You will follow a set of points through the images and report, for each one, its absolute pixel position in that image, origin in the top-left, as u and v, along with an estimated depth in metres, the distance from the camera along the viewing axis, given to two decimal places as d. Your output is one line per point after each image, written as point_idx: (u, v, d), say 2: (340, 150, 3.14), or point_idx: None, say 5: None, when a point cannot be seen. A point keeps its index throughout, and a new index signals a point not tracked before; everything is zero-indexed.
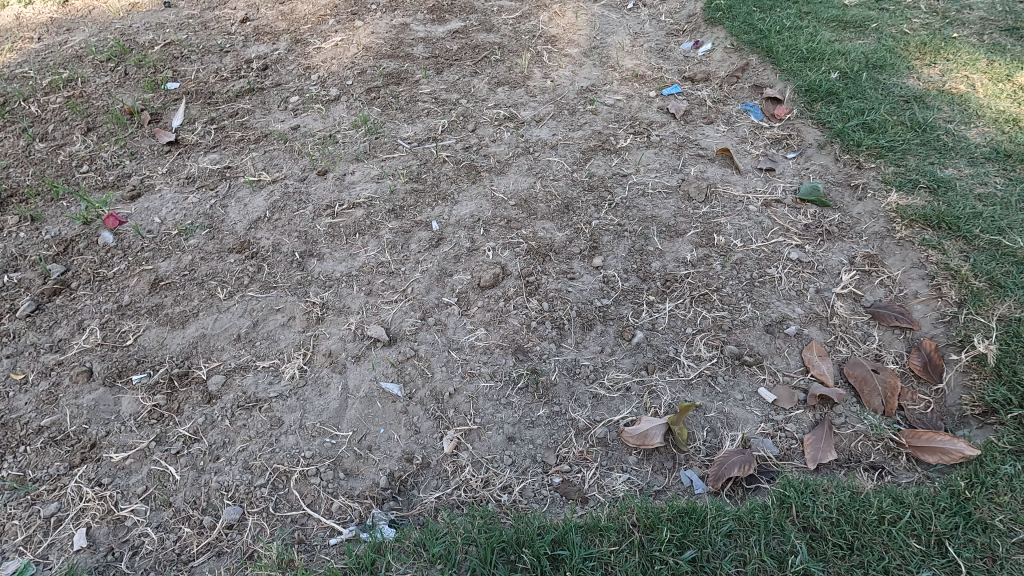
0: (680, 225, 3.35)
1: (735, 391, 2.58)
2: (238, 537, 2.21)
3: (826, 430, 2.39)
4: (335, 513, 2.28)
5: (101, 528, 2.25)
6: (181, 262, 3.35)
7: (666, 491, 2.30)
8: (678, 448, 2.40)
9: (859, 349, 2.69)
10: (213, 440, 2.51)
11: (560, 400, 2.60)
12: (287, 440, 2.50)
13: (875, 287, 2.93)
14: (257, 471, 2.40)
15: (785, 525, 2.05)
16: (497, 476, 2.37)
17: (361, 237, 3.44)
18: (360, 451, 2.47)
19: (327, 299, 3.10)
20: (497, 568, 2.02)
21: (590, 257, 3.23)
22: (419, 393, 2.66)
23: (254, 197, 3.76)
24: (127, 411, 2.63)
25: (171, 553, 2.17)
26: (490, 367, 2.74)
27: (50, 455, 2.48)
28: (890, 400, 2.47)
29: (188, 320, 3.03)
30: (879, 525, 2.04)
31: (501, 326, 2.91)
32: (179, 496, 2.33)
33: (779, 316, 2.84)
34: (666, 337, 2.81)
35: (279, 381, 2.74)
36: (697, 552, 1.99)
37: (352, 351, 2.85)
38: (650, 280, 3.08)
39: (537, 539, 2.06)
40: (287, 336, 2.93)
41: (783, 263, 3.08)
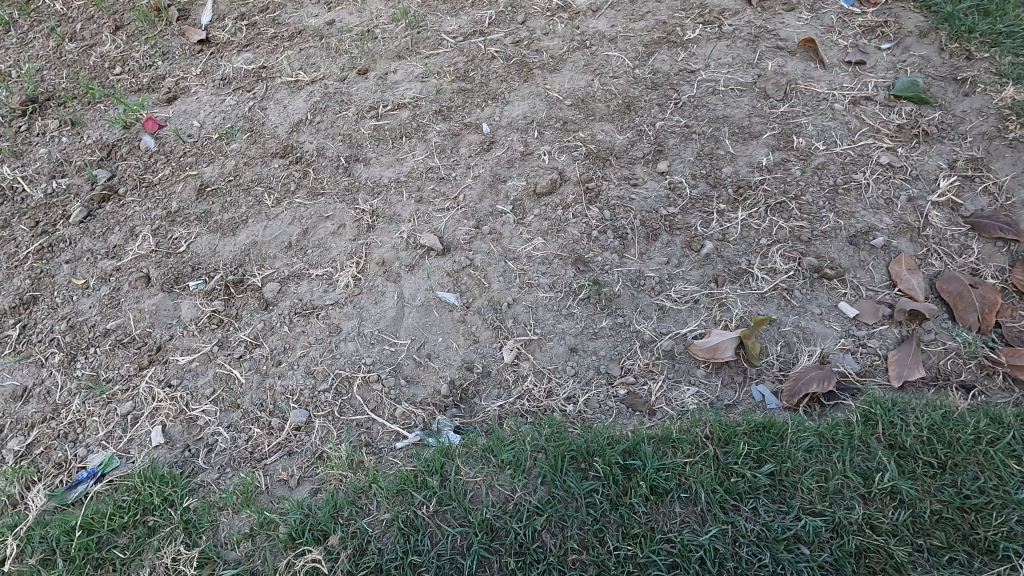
0: (755, 127, 3.05)
1: (812, 305, 2.43)
2: (306, 438, 2.22)
3: (913, 347, 2.22)
4: (399, 419, 2.26)
5: (176, 426, 2.31)
6: (225, 168, 3.25)
7: (737, 406, 2.20)
8: (750, 363, 2.29)
9: (954, 262, 2.46)
10: (274, 345, 2.52)
11: (624, 311, 2.50)
12: (347, 346, 2.49)
13: (977, 194, 2.63)
14: (319, 376, 2.40)
15: (870, 443, 1.86)
16: (560, 386, 2.32)
17: (407, 141, 3.26)
18: (420, 359, 2.45)
19: (377, 206, 2.99)
20: (567, 476, 1.88)
21: (654, 162, 2.99)
22: (477, 302, 2.59)
23: (292, 99, 3.56)
24: (188, 316, 2.64)
25: (244, 451, 2.20)
26: (550, 277, 2.63)
27: (119, 357, 2.52)
28: (987, 316, 2.27)
29: (237, 227, 2.97)
30: (975, 445, 1.83)
31: (560, 236, 2.76)
32: (247, 398, 2.36)
33: (865, 226, 2.60)
34: (738, 249, 2.63)
35: (334, 289, 2.70)
36: (776, 467, 1.83)
37: (406, 260, 2.76)
38: (721, 187, 2.84)
39: (607, 448, 1.92)
40: (339, 245, 2.86)
41: (871, 169, 2.78)
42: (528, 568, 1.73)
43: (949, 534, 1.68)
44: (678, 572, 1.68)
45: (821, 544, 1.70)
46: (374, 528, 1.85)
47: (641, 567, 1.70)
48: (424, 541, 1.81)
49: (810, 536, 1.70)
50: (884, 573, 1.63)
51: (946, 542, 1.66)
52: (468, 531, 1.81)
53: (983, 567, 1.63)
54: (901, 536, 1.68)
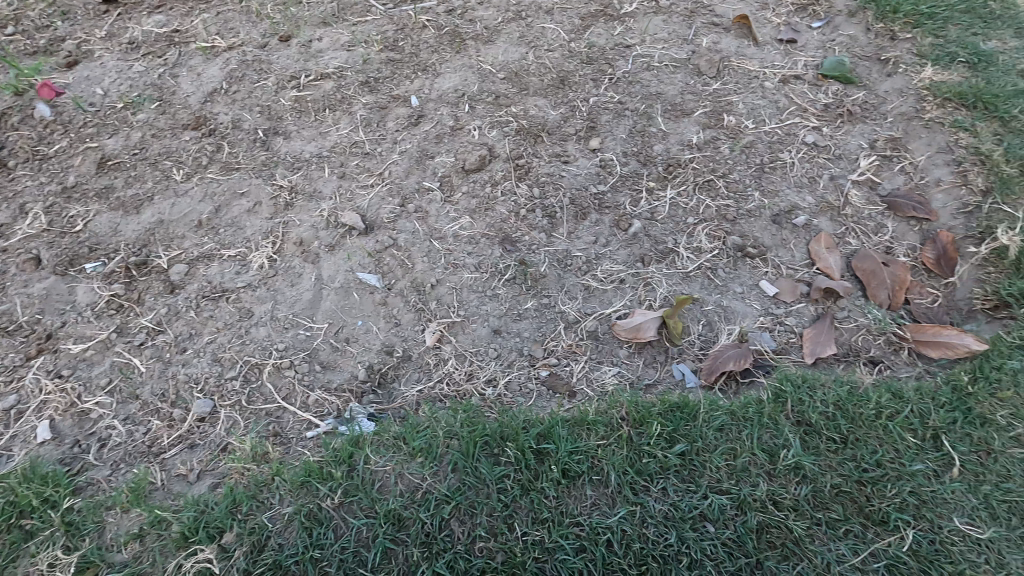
0: (687, 104, 3.01)
1: (735, 284, 2.43)
2: (210, 430, 2.09)
3: (827, 324, 2.25)
4: (311, 407, 2.16)
5: (65, 420, 2.13)
6: (130, 140, 3.01)
7: (657, 385, 2.19)
8: (671, 342, 2.28)
9: (870, 241, 2.50)
10: (179, 331, 2.36)
11: (550, 292, 2.45)
12: (258, 331, 2.35)
13: (895, 173, 2.68)
14: (228, 363, 2.26)
15: (779, 420, 1.88)
16: (481, 369, 2.25)
17: (331, 113, 3.08)
18: (337, 343, 2.34)
19: (296, 182, 2.82)
20: (479, 462, 1.83)
21: (586, 139, 2.92)
22: (399, 284, 2.49)
23: (208, 66, 3.31)
24: (83, 301, 2.44)
25: (141, 445, 2.05)
26: (476, 258, 2.55)
27: (4, 346, 2.32)
28: (897, 294, 2.32)
29: (142, 204, 2.76)
30: (876, 419, 1.87)
31: (488, 215, 2.68)
32: (146, 388, 2.20)
33: (788, 205, 2.62)
34: (666, 227, 2.61)
35: (247, 271, 2.54)
36: (687, 447, 1.83)
37: (326, 239, 2.63)
38: (652, 165, 2.81)
39: (521, 433, 1.87)
40: (254, 224, 2.69)
41: (797, 148, 2.80)
42: (434, 558, 1.69)
43: (846, 507, 1.71)
44: (584, 555, 1.67)
45: (725, 521, 1.70)
46: (275, 523, 1.76)
47: (548, 552, 1.68)
48: (327, 535, 1.74)
49: (715, 514, 1.71)
50: (783, 547, 1.66)
51: (843, 515, 1.70)
52: (374, 523, 1.74)
53: (875, 538, 1.66)
54: (801, 511, 1.70)
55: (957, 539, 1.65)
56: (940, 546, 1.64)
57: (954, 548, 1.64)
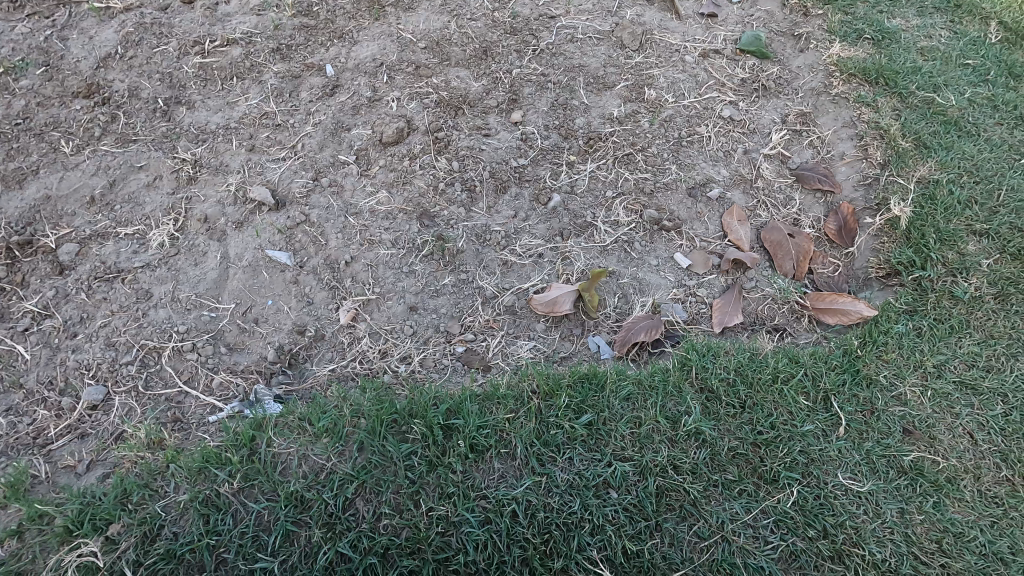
0: (609, 77, 3.00)
1: (650, 257, 2.47)
2: (103, 418, 1.96)
3: (735, 294, 2.32)
4: (215, 391, 2.06)
5: None
6: (12, 108, 2.75)
7: (572, 358, 2.20)
8: (587, 315, 2.30)
9: (779, 213, 2.58)
10: (68, 315, 2.20)
11: (468, 267, 2.42)
12: (157, 313, 2.22)
13: (803, 147, 2.77)
14: (122, 348, 2.13)
15: (683, 387, 1.93)
16: (396, 347, 2.20)
17: (240, 82, 2.91)
18: (244, 324, 2.24)
19: (200, 155, 2.66)
20: (386, 440, 1.79)
21: (508, 112, 2.87)
22: (312, 261, 2.40)
23: (101, 29, 3.05)
24: None
25: (24, 436, 1.91)
26: (392, 233, 2.48)
27: None
28: (801, 264, 2.41)
29: (26, 178, 2.54)
30: (773, 384, 1.95)
31: (405, 189, 2.61)
32: (31, 376, 2.05)
33: (703, 179, 2.67)
34: (585, 201, 2.61)
35: (146, 250, 2.39)
36: (593, 416, 1.86)
37: (233, 216, 2.50)
38: (573, 138, 2.80)
39: (430, 409, 1.85)
40: (154, 199, 2.53)
41: (713, 122, 2.84)
42: (337, 538, 1.65)
43: (741, 468, 1.78)
44: (489, 527, 1.66)
45: (627, 487, 1.73)
46: (169, 512, 1.68)
47: (454, 526, 1.67)
48: (224, 521, 1.67)
49: (617, 481, 1.74)
50: (681, 509, 1.70)
51: (738, 476, 1.76)
52: (275, 506, 1.69)
53: (767, 496, 1.73)
54: (699, 474, 1.76)
55: (840, 493, 1.75)
56: (825, 500, 1.73)
57: (837, 501, 1.73)
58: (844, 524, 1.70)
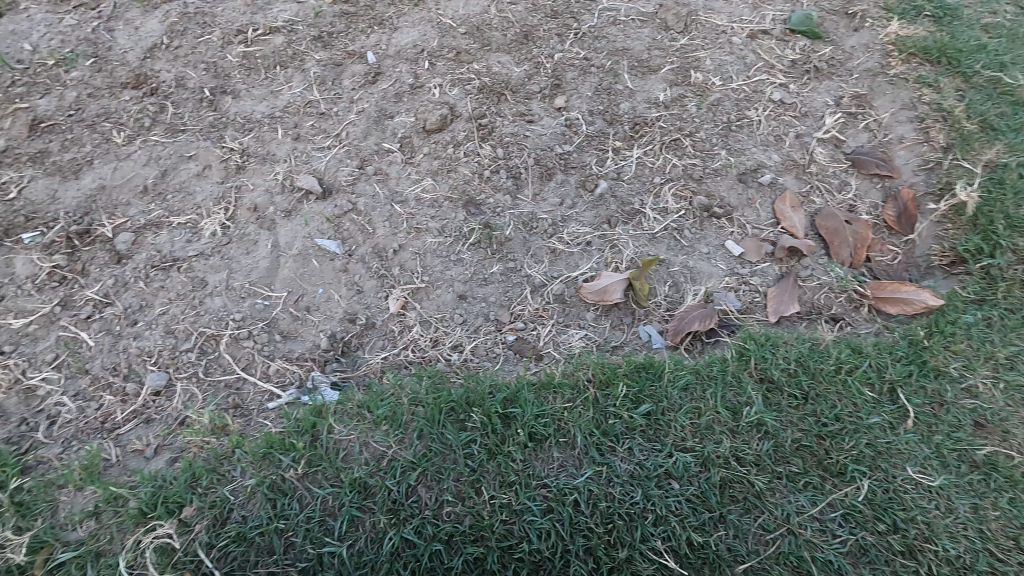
0: (654, 60, 2.94)
1: (701, 244, 2.42)
2: (166, 403, 2.01)
3: (791, 282, 2.27)
4: (272, 378, 2.09)
5: (11, 398, 2.03)
6: (65, 100, 2.79)
7: (624, 347, 2.18)
8: (638, 304, 2.27)
9: (834, 199, 2.51)
10: (128, 303, 2.24)
11: (516, 255, 2.40)
12: (212, 302, 2.25)
13: (859, 131, 2.68)
14: (181, 335, 2.17)
15: (742, 378, 1.90)
16: (447, 335, 2.21)
17: (283, 71, 2.91)
18: (297, 312, 2.26)
19: (248, 145, 2.68)
20: (445, 428, 1.81)
21: (551, 97, 2.83)
22: (361, 250, 2.41)
23: (146, 19, 3.08)
24: (23, 274, 2.30)
25: (94, 421, 1.97)
26: (440, 222, 2.47)
27: None
28: (858, 252, 2.35)
29: (81, 169, 2.59)
30: (836, 375, 1.91)
31: (451, 177, 2.59)
32: (96, 363, 2.10)
33: (754, 164, 2.60)
34: (632, 188, 2.57)
35: (198, 239, 2.42)
36: (652, 407, 1.84)
37: (281, 205, 2.51)
38: (619, 123, 2.75)
39: (488, 398, 1.86)
40: (204, 188, 2.56)
41: (764, 105, 2.76)
42: (402, 524, 1.67)
43: (806, 461, 1.75)
44: (552, 516, 1.67)
45: (689, 478, 1.72)
46: (237, 496, 1.72)
47: (516, 514, 1.67)
48: (291, 506, 1.70)
49: (680, 472, 1.72)
50: (745, 501, 1.69)
51: (802, 468, 1.74)
52: (339, 492, 1.71)
53: (833, 489, 1.71)
54: (763, 466, 1.74)
55: (909, 487, 1.71)
56: (894, 494, 1.70)
57: (907, 495, 1.70)
58: (915, 518, 1.66)
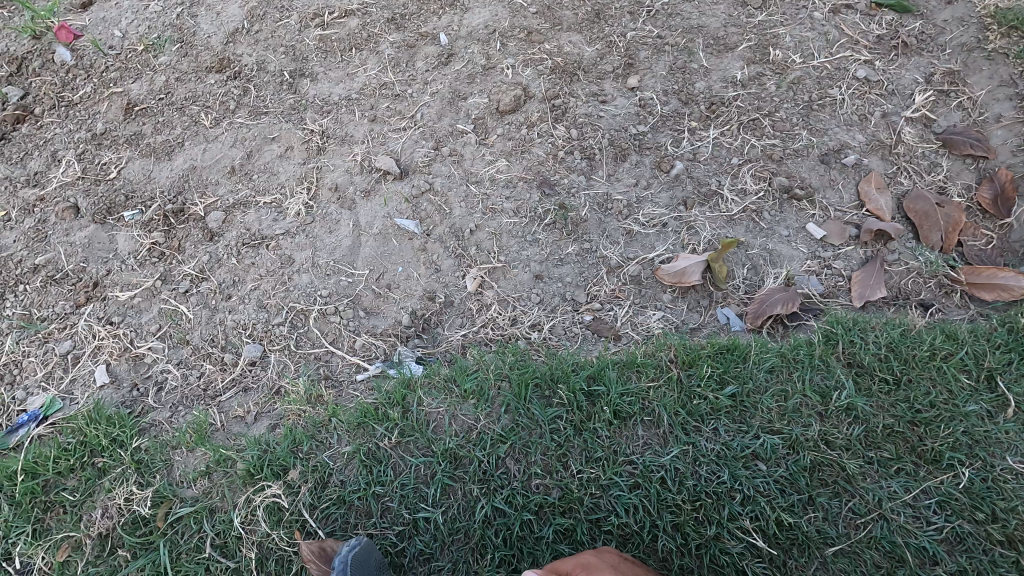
0: (731, 38, 2.87)
1: (781, 227, 2.38)
2: (262, 373, 2.12)
3: (877, 267, 2.21)
4: (359, 351, 2.18)
5: (121, 365, 2.17)
6: (155, 84, 2.93)
7: (702, 329, 2.18)
8: (716, 286, 2.26)
9: (923, 181, 2.42)
10: (222, 279, 2.37)
11: (591, 236, 2.42)
12: (300, 278, 2.36)
13: (951, 110, 2.56)
14: (273, 310, 2.28)
15: (830, 362, 1.88)
16: (525, 314, 2.25)
17: (358, 53, 2.98)
18: (379, 289, 2.34)
19: (327, 126, 2.76)
20: (532, 404, 1.86)
21: (625, 77, 2.80)
22: (438, 230, 2.46)
23: (227, 5, 3.19)
24: (126, 250, 2.45)
25: (197, 388, 2.09)
26: (514, 202, 2.51)
27: (53, 294, 2.34)
28: (950, 236, 2.26)
29: (173, 150, 2.72)
30: (929, 361, 1.87)
31: (525, 157, 2.61)
32: (196, 334, 2.23)
33: (837, 144, 2.53)
34: (708, 169, 2.54)
35: (284, 218, 2.53)
36: (738, 388, 1.84)
37: (361, 185, 2.59)
38: (693, 103, 2.70)
39: (572, 375, 1.90)
40: (287, 169, 2.65)
41: (847, 83, 2.67)
42: (492, 494, 1.73)
43: (898, 447, 1.73)
44: (639, 492, 1.70)
45: (777, 460, 1.72)
46: (335, 461, 1.81)
47: (603, 489, 1.71)
48: (386, 473, 1.78)
49: (767, 453, 1.73)
50: (835, 484, 1.68)
51: (895, 454, 1.71)
52: (431, 461, 1.79)
53: (928, 476, 1.68)
54: (853, 450, 1.72)
55: (1009, 477, 1.67)
56: (993, 483, 1.66)
57: (1007, 485, 1.65)
58: (1016, 509, 1.62)
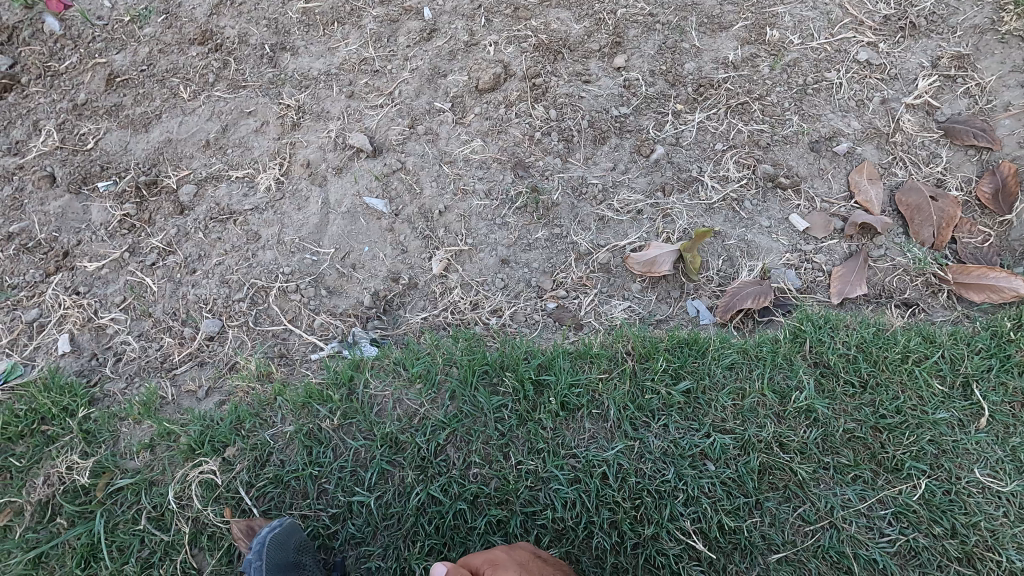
0: (726, 17, 2.72)
1: (762, 217, 2.26)
2: (219, 349, 2.11)
3: (860, 262, 2.08)
4: (316, 330, 2.15)
5: (84, 334, 2.18)
6: (138, 55, 2.91)
7: (669, 321, 2.09)
8: (687, 278, 2.16)
9: (919, 172, 2.27)
10: (188, 253, 2.35)
11: (562, 222, 2.33)
12: (265, 255, 2.33)
13: (957, 97, 2.39)
14: (235, 286, 2.26)
15: (794, 360, 1.78)
16: (487, 299, 2.18)
17: (340, 27, 2.91)
18: (342, 269, 2.30)
19: (303, 102, 2.71)
20: (477, 391, 1.80)
21: (611, 56, 2.69)
22: (406, 210, 2.41)
23: None
24: (98, 221, 2.46)
25: (154, 361, 2.09)
26: (486, 183, 2.43)
27: (24, 262, 2.36)
28: (942, 232, 2.12)
29: (151, 123, 2.71)
30: (902, 363, 1.75)
31: (501, 138, 2.53)
32: (158, 307, 2.23)
33: (829, 132, 2.38)
34: (690, 154, 2.42)
35: (254, 193, 2.50)
36: (692, 384, 1.76)
37: (332, 162, 2.54)
38: (680, 85, 2.58)
39: (521, 363, 1.83)
40: (261, 144, 2.62)
41: (846, 66, 2.51)
42: (429, 481, 1.69)
43: (857, 453, 1.63)
44: (578, 487, 1.64)
45: (726, 460, 1.64)
46: (277, 440, 1.79)
47: (542, 481, 1.66)
48: (326, 454, 1.75)
49: (716, 453, 1.64)
50: (785, 489, 1.59)
51: (853, 461, 1.61)
52: (371, 445, 1.75)
53: (886, 485, 1.58)
54: (808, 455, 1.63)
55: (974, 491, 1.56)
56: (955, 497, 1.55)
57: (970, 499, 1.55)
58: (978, 525, 1.52)
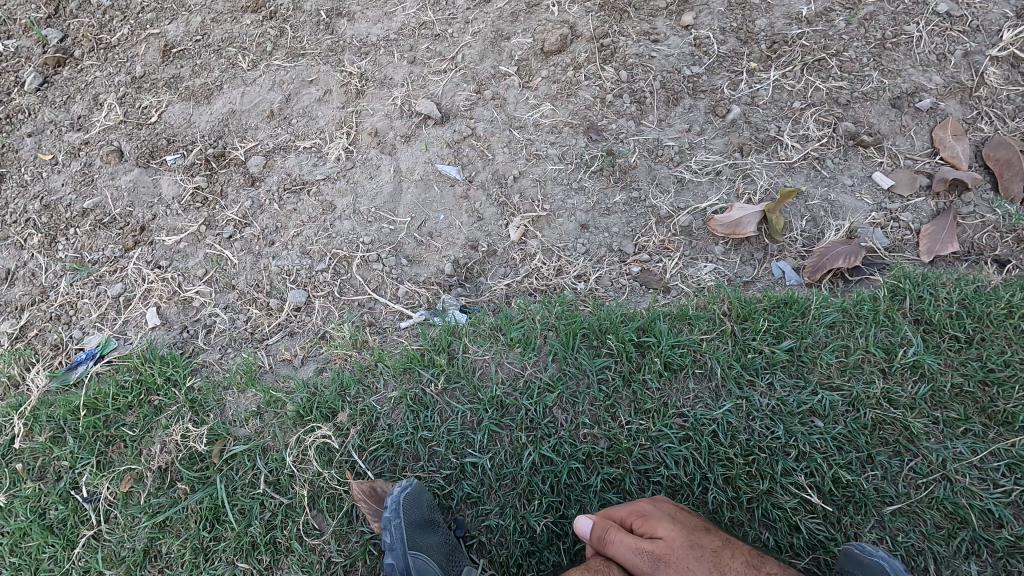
0: None
1: (845, 176, 2.24)
2: (307, 319, 2.12)
3: (950, 220, 2.07)
4: (402, 299, 2.15)
5: (171, 308, 2.20)
6: (191, 25, 2.86)
7: (756, 283, 2.08)
8: (772, 239, 2.14)
9: (1005, 127, 2.24)
10: (264, 225, 2.35)
11: (640, 185, 2.31)
12: (342, 225, 2.32)
13: None
14: (316, 256, 2.26)
15: (896, 318, 1.79)
16: (570, 264, 2.18)
17: None
18: (421, 237, 2.29)
19: (365, 68, 2.67)
20: (580, 354, 1.82)
21: (678, 14, 2.62)
22: (480, 176, 2.39)
23: None
24: (170, 194, 2.45)
25: (244, 332, 2.11)
26: (560, 148, 2.40)
27: (102, 237, 2.36)
28: None
29: (212, 94, 2.68)
30: (1006, 319, 1.76)
31: (571, 102, 2.49)
32: (241, 279, 2.23)
33: (911, 87, 2.34)
34: (768, 114, 2.38)
35: (324, 163, 2.48)
36: (795, 343, 1.77)
37: (401, 130, 2.51)
38: (753, 42, 2.52)
39: (621, 326, 1.85)
40: (325, 113, 2.59)
41: (926, 18, 2.44)
42: (540, 442, 1.72)
43: (967, 407, 1.65)
44: (690, 444, 1.67)
45: (835, 417, 1.67)
46: (383, 406, 1.83)
47: (653, 440, 1.69)
48: (433, 418, 1.79)
49: (825, 410, 1.67)
50: (896, 443, 1.62)
51: (963, 415, 1.64)
52: (478, 408, 1.78)
53: (998, 438, 1.60)
54: (917, 409, 1.65)
55: None
56: None
57: None
58: None
